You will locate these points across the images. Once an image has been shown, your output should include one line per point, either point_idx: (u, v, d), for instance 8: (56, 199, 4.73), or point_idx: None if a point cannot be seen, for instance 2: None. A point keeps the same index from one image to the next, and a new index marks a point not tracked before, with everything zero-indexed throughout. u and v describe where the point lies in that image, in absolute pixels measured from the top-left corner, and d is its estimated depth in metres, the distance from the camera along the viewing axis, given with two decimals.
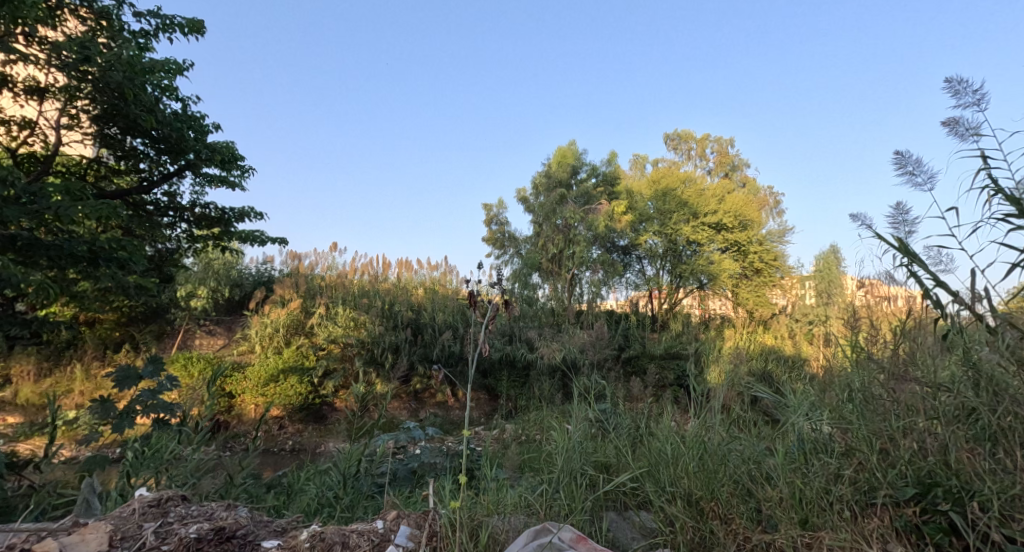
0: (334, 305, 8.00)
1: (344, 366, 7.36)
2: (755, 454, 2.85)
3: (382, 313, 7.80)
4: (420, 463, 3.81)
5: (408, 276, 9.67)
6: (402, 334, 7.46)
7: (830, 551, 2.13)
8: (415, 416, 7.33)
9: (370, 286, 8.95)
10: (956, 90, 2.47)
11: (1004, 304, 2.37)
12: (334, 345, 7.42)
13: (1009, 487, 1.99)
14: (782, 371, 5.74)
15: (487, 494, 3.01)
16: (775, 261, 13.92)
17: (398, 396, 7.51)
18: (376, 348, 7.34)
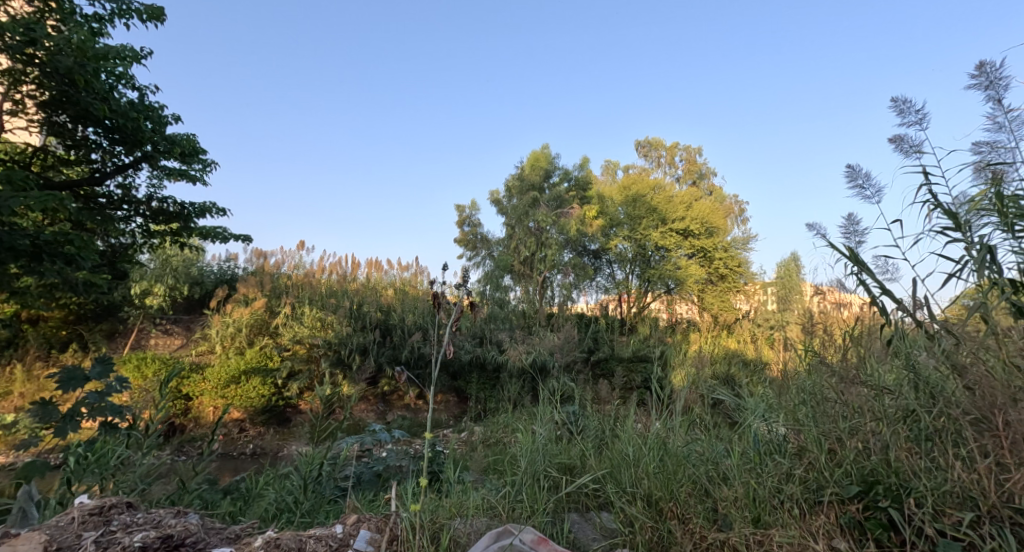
0: (301, 305, 7.89)
1: (309, 368, 7.22)
2: (714, 455, 2.95)
3: (350, 313, 7.72)
4: (385, 465, 3.77)
5: (378, 277, 9.58)
6: (370, 335, 7.38)
7: (780, 548, 2.22)
8: (382, 419, 7.27)
9: (339, 286, 8.84)
10: (901, 109, 2.62)
11: (942, 312, 2.52)
12: (301, 346, 7.29)
13: (942, 484, 2.12)
14: (744, 374, 5.91)
15: (450, 496, 3.02)
16: (739, 267, 14.26)
17: (365, 398, 7.43)
18: (344, 349, 7.19)
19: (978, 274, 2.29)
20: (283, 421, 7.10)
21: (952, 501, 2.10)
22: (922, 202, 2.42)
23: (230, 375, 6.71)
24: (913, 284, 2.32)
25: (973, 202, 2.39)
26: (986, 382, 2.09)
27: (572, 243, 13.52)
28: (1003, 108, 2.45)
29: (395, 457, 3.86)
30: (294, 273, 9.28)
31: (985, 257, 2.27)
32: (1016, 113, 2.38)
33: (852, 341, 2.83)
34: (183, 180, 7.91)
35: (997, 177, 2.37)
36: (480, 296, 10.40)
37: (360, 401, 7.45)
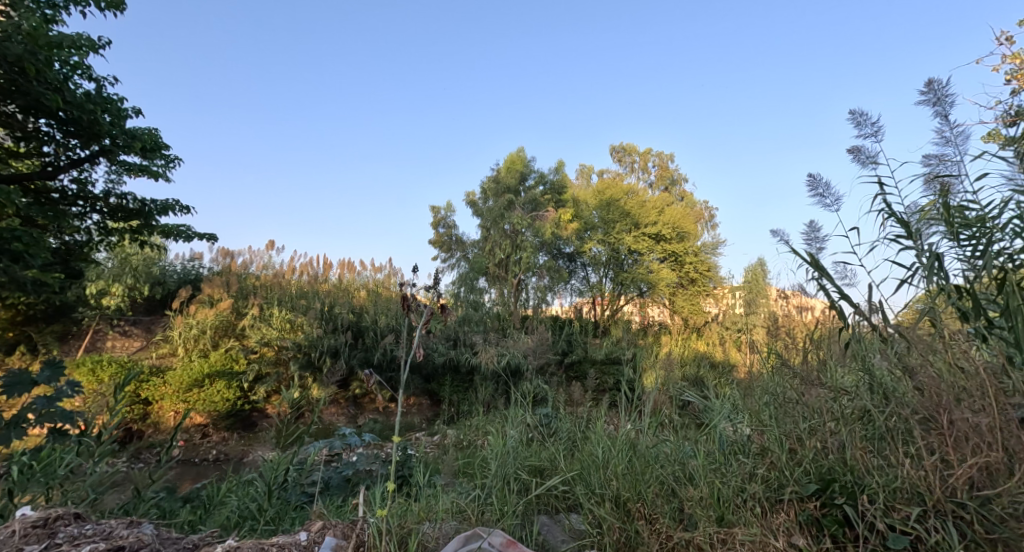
0: (270, 306, 7.74)
1: (278, 370, 7.09)
2: (681, 456, 3.00)
3: (321, 315, 7.61)
4: (355, 469, 3.73)
5: (350, 278, 9.46)
6: (341, 337, 7.23)
7: (742, 546, 2.27)
8: (353, 422, 7.18)
9: (309, 288, 8.69)
10: (859, 121, 2.71)
11: (896, 316, 2.61)
12: (269, 349, 7.15)
13: (893, 480, 2.19)
14: (714, 376, 6.03)
15: (419, 501, 3.01)
16: (708, 271, 14.41)
17: (334, 401, 7.31)
18: (314, 351, 7.06)
19: (928, 280, 2.38)
20: (249, 426, 6.94)
21: (902, 497, 2.18)
22: (877, 211, 2.51)
23: (193, 378, 6.54)
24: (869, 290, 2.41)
25: (924, 212, 2.49)
26: (933, 384, 2.17)
27: (546, 245, 13.58)
28: (950, 123, 2.57)
29: (365, 461, 3.81)
30: (262, 274, 9.11)
31: (934, 264, 2.37)
32: (961, 129, 2.50)
33: (813, 345, 2.91)
34: (144, 177, 7.69)
35: (945, 188, 2.48)
36: (453, 298, 10.32)
37: (330, 404, 7.32)
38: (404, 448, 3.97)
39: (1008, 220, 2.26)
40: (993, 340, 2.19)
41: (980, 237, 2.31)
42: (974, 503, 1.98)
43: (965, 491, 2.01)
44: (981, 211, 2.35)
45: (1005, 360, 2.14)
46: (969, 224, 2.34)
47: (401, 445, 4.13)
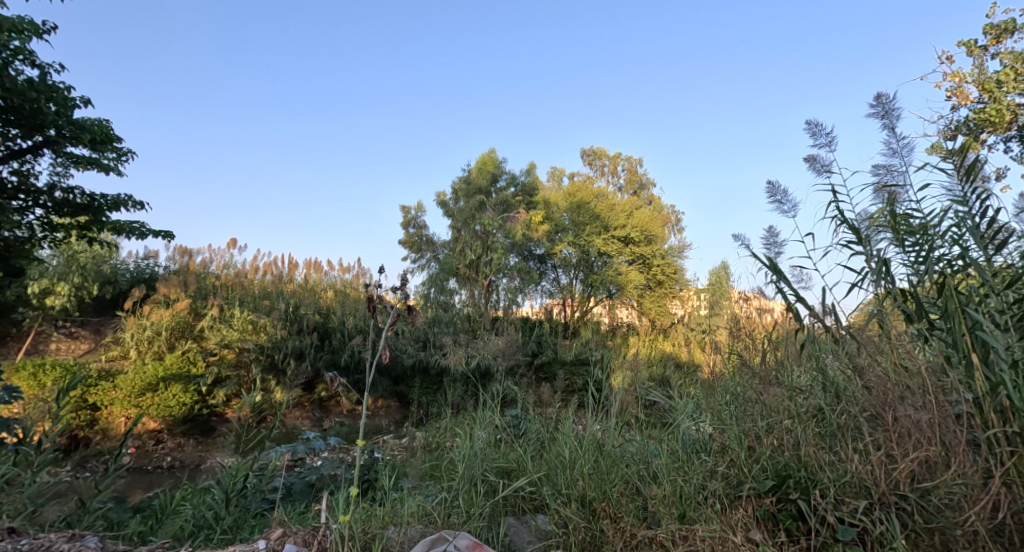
0: (231, 307, 7.55)
1: (238, 374, 6.88)
2: (645, 455, 3.06)
3: (286, 316, 7.42)
4: (319, 474, 3.65)
5: (316, 279, 9.29)
6: (307, 339, 7.09)
7: (702, 542, 2.32)
8: (319, 425, 7.06)
9: (274, 288, 8.52)
10: (814, 131, 2.79)
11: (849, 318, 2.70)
12: (229, 351, 6.98)
13: (843, 475, 2.28)
14: (680, 376, 6.15)
15: (384, 505, 2.99)
16: (675, 274, 14.69)
17: (299, 404, 7.18)
18: (277, 353, 6.90)
19: (876, 284, 2.49)
20: (207, 431, 6.76)
21: (850, 491, 2.26)
22: (831, 218, 2.61)
23: (146, 382, 6.34)
24: (823, 293, 2.50)
25: (873, 219, 2.60)
26: (880, 383, 2.28)
27: (517, 247, 13.60)
28: (896, 135, 2.68)
29: (330, 466, 3.70)
30: (224, 273, 8.89)
31: (882, 269, 2.48)
32: (906, 140, 2.62)
33: (772, 345, 3.01)
34: (93, 170, 7.44)
35: (892, 197, 2.60)
36: (423, 299, 10.23)
37: (295, 407, 7.19)
38: (370, 452, 3.93)
39: (948, 227, 2.38)
40: (934, 341, 2.31)
41: (923, 244, 2.42)
42: (914, 495, 2.08)
43: (907, 483, 2.10)
44: (925, 219, 2.47)
45: (944, 360, 2.25)
46: (913, 232, 2.46)
47: (367, 448, 4.07)
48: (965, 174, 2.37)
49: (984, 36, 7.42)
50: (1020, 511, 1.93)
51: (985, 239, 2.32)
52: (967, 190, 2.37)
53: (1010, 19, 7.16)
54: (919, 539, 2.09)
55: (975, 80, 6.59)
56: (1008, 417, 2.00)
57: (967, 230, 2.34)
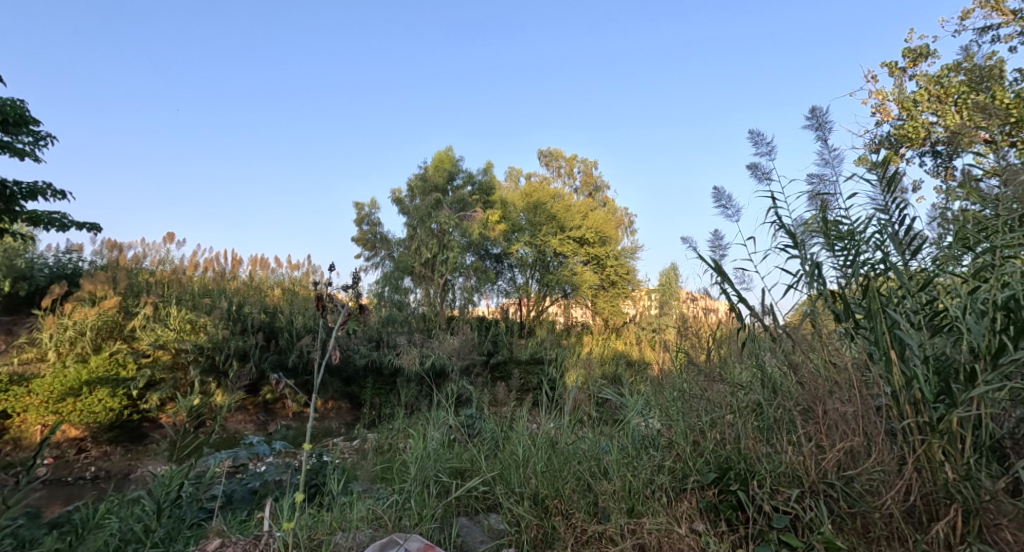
0: (167, 305, 7.20)
1: (174, 376, 6.59)
2: (596, 452, 3.15)
3: (228, 315, 7.08)
4: (263, 480, 3.58)
5: (262, 277, 9.04)
6: (252, 339, 6.87)
7: (649, 534, 2.40)
8: (263, 429, 6.80)
9: (215, 286, 8.16)
10: (756, 141, 2.87)
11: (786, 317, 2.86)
12: (164, 352, 6.66)
13: (778, 465, 2.40)
14: (631, 374, 6.31)
15: (333, 510, 2.98)
16: (628, 274, 15.02)
17: (242, 408, 6.90)
18: (218, 354, 6.66)
19: (809, 286, 2.67)
20: (138, 439, 6.40)
21: (784, 481, 2.38)
22: (770, 224, 2.76)
23: (67, 387, 5.99)
24: (763, 295, 2.65)
25: (807, 225, 2.77)
26: (813, 379, 2.43)
27: (473, 246, 13.58)
28: (829, 145, 2.83)
29: (274, 471, 3.65)
30: (158, 270, 8.41)
31: (815, 272, 2.66)
32: (837, 152, 2.78)
33: (716, 344, 3.16)
34: (7, 153, 7.05)
35: (824, 204, 2.77)
36: (377, 298, 10.08)
37: (238, 411, 6.90)
38: (318, 456, 3.85)
39: (873, 233, 2.57)
40: (859, 339, 2.49)
41: (851, 248, 2.61)
42: (840, 483, 2.22)
43: (834, 472, 2.25)
44: (852, 226, 2.65)
45: (868, 356, 2.42)
46: (842, 237, 2.64)
47: (315, 453, 3.97)
48: (887, 185, 2.56)
49: (904, 59, 7.99)
50: (929, 494, 2.11)
51: (903, 244, 2.53)
52: (889, 200, 2.56)
53: (925, 45, 7.74)
54: (843, 523, 2.23)
55: (897, 98, 7.08)
56: (920, 408, 2.18)
57: (888, 236, 2.54)
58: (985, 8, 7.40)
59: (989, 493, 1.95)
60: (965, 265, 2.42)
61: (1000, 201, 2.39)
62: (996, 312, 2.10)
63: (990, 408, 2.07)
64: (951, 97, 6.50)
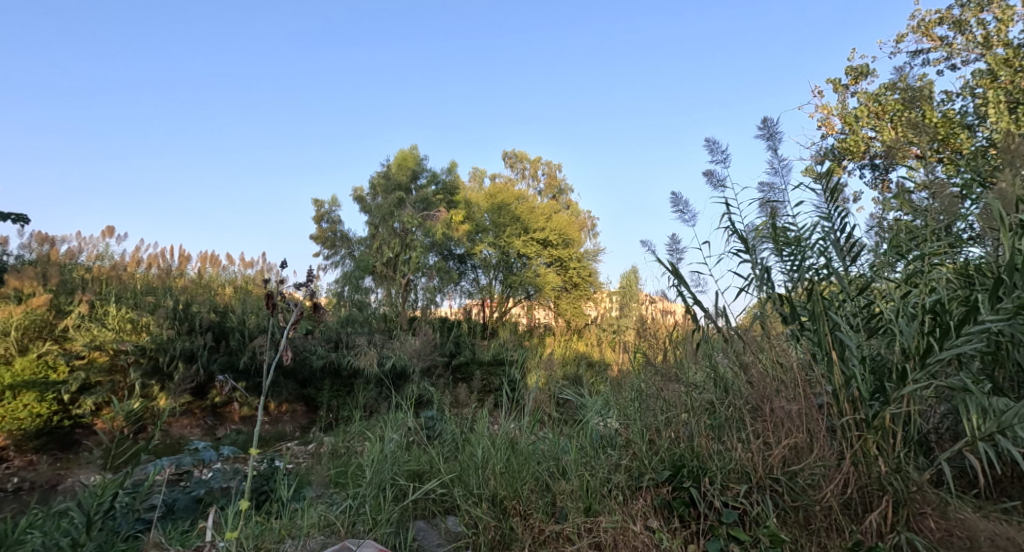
0: (105, 304, 6.18)
1: (113, 379, 5.68)
2: (555, 452, 3.20)
3: (171, 315, 6.31)
4: (208, 488, 3.33)
5: (212, 274, 8.17)
6: (200, 340, 6.19)
7: (606, 533, 2.44)
8: (211, 435, 6.04)
9: (161, 285, 7.02)
10: (712, 149, 2.96)
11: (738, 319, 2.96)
12: (101, 353, 5.70)
13: (727, 463, 2.48)
14: (592, 375, 6.40)
15: (282, 517, 2.93)
16: (590, 277, 15.20)
17: (186, 412, 6.18)
18: (162, 356, 5.93)
19: (759, 289, 2.78)
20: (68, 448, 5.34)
21: (733, 477, 2.46)
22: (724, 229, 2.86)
23: None
24: (716, 297, 2.75)
25: (758, 230, 2.88)
26: (761, 379, 2.53)
27: (436, 246, 13.55)
28: (779, 155, 2.93)
29: (221, 477, 3.43)
30: (98, 264, 7.14)
31: (764, 276, 2.78)
32: (785, 161, 2.89)
33: (673, 345, 3.24)
34: None
35: (773, 212, 2.88)
36: (337, 298, 9.84)
37: (182, 415, 6.15)
38: (269, 462, 3.69)
39: (817, 240, 2.71)
40: (804, 340, 2.61)
41: (797, 254, 2.73)
42: (785, 477, 2.31)
43: (779, 468, 2.34)
44: (798, 232, 2.78)
45: (811, 357, 2.54)
46: (789, 243, 2.76)
47: (266, 459, 3.81)
48: (830, 195, 2.71)
49: (846, 77, 8.38)
50: (865, 487, 2.23)
51: (844, 251, 2.67)
52: (832, 208, 2.71)
53: (864, 65, 8.15)
54: (787, 517, 2.31)
55: (840, 113, 7.42)
56: (857, 405, 2.32)
57: (831, 243, 2.68)
58: (916, 32, 7.86)
59: (915, 484, 2.11)
60: (898, 271, 2.59)
61: (930, 213, 2.58)
62: (925, 315, 2.26)
63: (918, 404, 2.23)
64: (888, 114, 6.85)
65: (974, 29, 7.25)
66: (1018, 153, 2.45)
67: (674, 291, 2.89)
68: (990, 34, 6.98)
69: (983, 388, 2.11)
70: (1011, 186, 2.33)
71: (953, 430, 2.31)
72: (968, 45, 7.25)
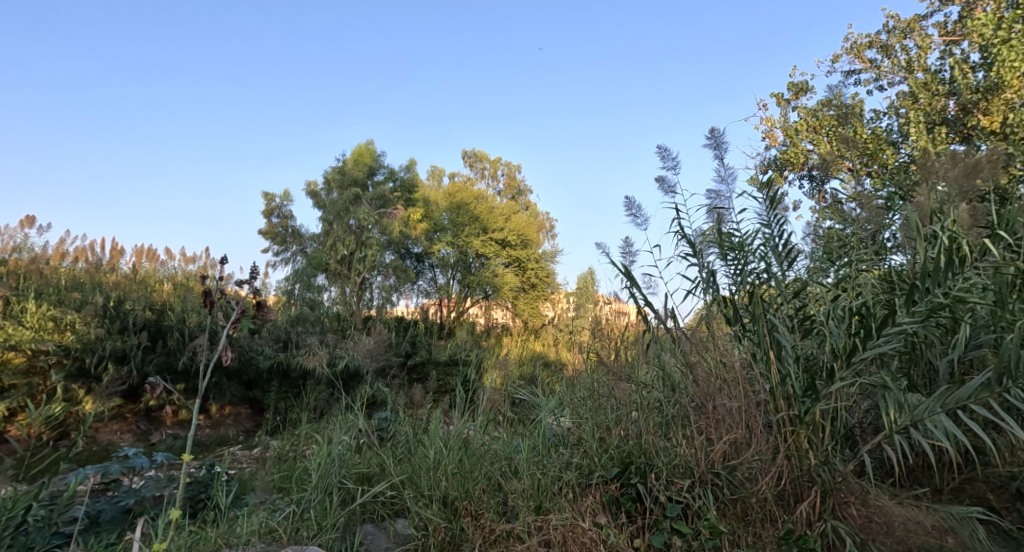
0: (22, 300, 5.70)
1: (30, 382, 5.37)
2: (508, 452, 3.22)
3: (101, 312, 5.83)
4: (138, 497, 2.96)
5: (148, 270, 7.61)
6: (133, 340, 5.81)
7: (555, 530, 2.49)
8: (144, 440, 5.75)
9: (89, 280, 6.47)
10: (664, 156, 3.06)
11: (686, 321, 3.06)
12: (16, 354, 5.38)
13: (672, 458, 2.57)
14: (548, 375, 6.46)
15: (218, 527, 2.84)
16: (548, 277, 15.32)
17: (117, 417, 5.86)
18: (89, 357, 5.56)
19: (705, 292, 2.90)
20: None
21: (678, 472, 2.55)
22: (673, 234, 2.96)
23: None
24: (666, 299, 2.86)
25: (705, 235, 2.99)
26: (707, 379, 2.63)
27: (394, 244, 13.50)
28: (725, 163, 3.05)
29: (154, 486, 3.02)
30: (17, 256, 6.51)
31: (710, 279, 2.91)
32: (732, 170, 3.01)
33: (624, 345, 3.32)
34: None
35: (720, 218, 2.99)
36: (286, 296, 9.52)
37: (111, 420, 5.83)
38: (208, 467, 3.51)
39: (758, 246, 2.84)
40: (745, 341, 2.74)
41: (740, 258, 2.86)
42: (725, 472, 2.42)
43: (720, 462, 2.45)
44: (742, 238, 2.91)
45: (751, 357, 2.66)
46: (733, 248, 2.89)
47: (204, 465, 3.64)
48: (770, 204, 2.85)
49: (788, 91, 8.76)
50: (796, 478, 2.36)
51: (782, 256, 2.82)
52: (772, 216, 2.86)
53: (804, 81, 8.55)
54: (726, 509, 2.42)
55: (782, 126, 7.76)
56: (791, 402, 2.45)
57: (771, 248, 2.82)
58: (850, 53, 8.30)
59: (841, 475, 2.26)
60: (829, 276, 2.77)
61: (858, 222, 2.79)
62: (852, 318, 2.42)
63: (844, 401, 2.39)
64: (825, 128, 7.21)
65: (898, 54, 7.72)
66: (933, 170, 2.65)
67: (627, 293, 2.96)
68: (912, 59, 7.47)
69: (901, 386, 2.29)
70: (926, 201, 2.52)
71: (875, 424, 2.50)
72: (894, 68, 7.72)
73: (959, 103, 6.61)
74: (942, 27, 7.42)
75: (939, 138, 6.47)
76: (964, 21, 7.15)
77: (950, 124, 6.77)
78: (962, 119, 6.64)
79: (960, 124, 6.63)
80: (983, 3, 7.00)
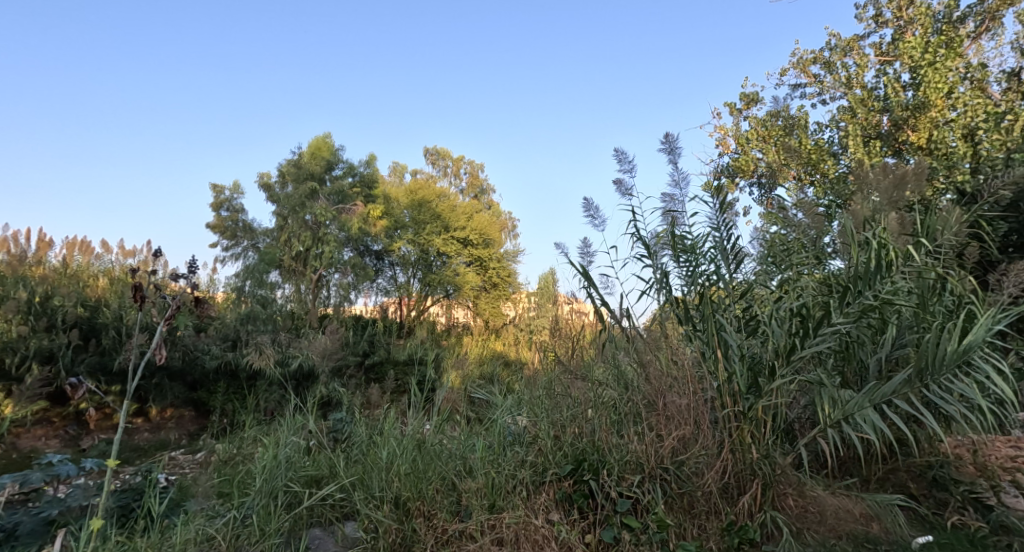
0: None
1: None
2: (463, 452, 3.22)
3: (25, 309, 5.48)
4: (64, 507, 2.78)
5: (81, 263, 7.18)
6: (60, 339, 5.52)
7: (507, 528, 2.51)
8: (73, 446, 5.44)
9: (13, 271, 5.89)
10: (621, 160, 3.13)
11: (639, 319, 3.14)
12: None
13: (623, 455, 2.61)
14: (506, 374, 6.49)
15: (148, 537, 2.72)
16: (509, 277, 15.33)
17: (42, 421, 5.54)
18: (10, 357, 5.29)
19: (659, 292, 2.98)
20: None
21: (629, 468, 2.59)
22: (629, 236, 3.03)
23: None
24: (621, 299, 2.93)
25: (659, 237, 3.07)
26: (658, 376, 2.69)
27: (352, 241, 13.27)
28: (679, 166, 3.14)
29: (81, 495, 2.86)
30: None
31: (663, 280, 2.99)
32: (685, 174, 3.11)
33: (580, 345, 3.37)
34: None
35: (673, 220, 3.08)
36: (235, 293, 9.04)
37: (35, 425, 5.51)
38: (144, 473, 3.35)
39: (709, 248, 2.95)
40: (695, 339, 2.83)
41: (692, 260, 2.95)
42: (673, 466, 2.49)
43: (669, 458, 2.51)
44: (694, 240, 3.01)
45: (700, 356, 2.75)
46: (686, 250, 2.98)
47: (141, 471, 3.48)
48: (720, 208, 2.96)
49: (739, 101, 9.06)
50: (739, 472, 2.46)
51: (730, 258, 2.94)
52: (721, 220, 2.96)
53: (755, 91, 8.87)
54: (673, 503, 2.49)
55: (734, 134, 8.03)
56: (736, 398, 2.56)
57: (720, 251, 2.93)
58: (795, 68, 8.65)
59: (780, 467, 2.38)
60: (773, 279, 2.91)
61: (799, 228, 2.93)
62: (792, 318, 2.55)
63: (785, 397, 2.51)
64: (773, 138, 7.50)
65: (839, 70, 8.10)
66: (867, 181, 2.81)
67: (584, 293, 3.02)
68: (852, 76, 7.85)
69: (835, 382, 2.43)
70: (860, 209, 2.68)
71: (812, 419, 2.63)
72: (835, 83, 8.09)
73: (892, 119, 7.01)
74: (877, 47, 7.83)
75: (875, 151, 6.87)
76: (897, 42, 7.57)
77: (885, 138, 7.17)
78: (894, 134, 7.05)
79: (892, 138, 7.05)
80: (913, 26, 7.42)
